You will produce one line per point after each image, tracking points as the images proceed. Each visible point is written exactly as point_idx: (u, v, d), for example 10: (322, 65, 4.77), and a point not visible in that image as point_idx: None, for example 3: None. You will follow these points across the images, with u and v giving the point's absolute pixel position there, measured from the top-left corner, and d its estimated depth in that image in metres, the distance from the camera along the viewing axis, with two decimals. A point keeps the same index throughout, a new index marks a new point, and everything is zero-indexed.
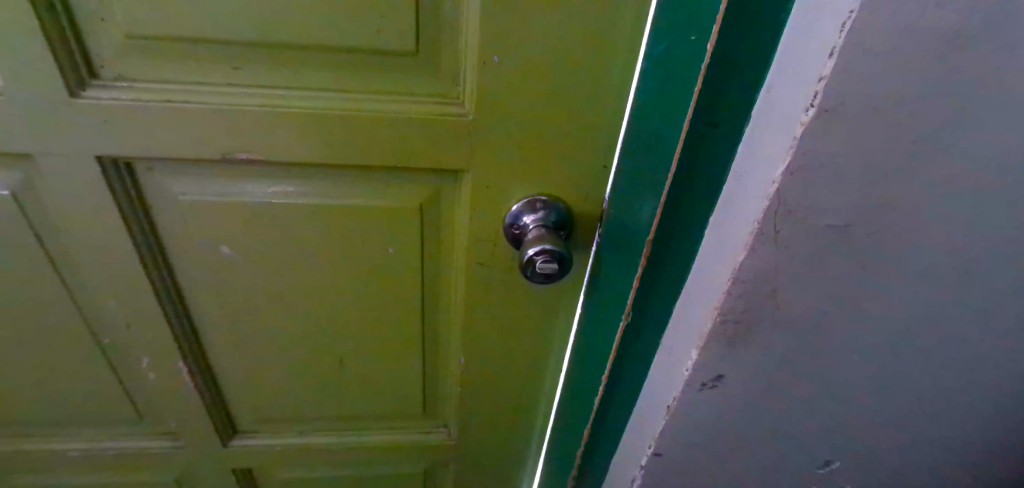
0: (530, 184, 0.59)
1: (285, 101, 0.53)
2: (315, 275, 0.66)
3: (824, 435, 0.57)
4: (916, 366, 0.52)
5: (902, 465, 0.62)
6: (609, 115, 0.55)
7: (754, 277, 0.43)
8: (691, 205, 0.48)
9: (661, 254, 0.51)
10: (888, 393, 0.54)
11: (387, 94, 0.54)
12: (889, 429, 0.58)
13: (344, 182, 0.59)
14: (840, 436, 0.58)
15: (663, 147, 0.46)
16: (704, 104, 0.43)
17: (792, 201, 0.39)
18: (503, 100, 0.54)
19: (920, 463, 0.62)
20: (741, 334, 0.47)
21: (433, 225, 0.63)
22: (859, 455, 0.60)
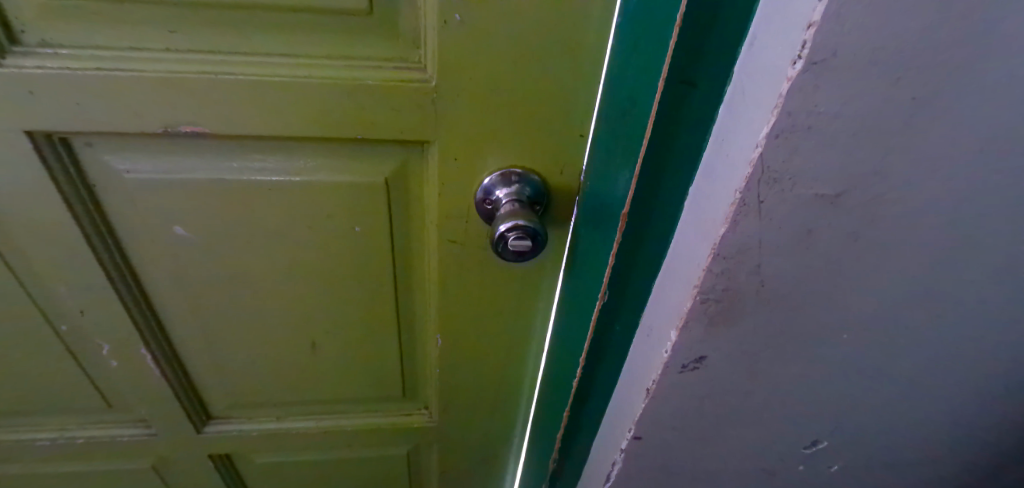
0: (502, 156, 0.55)
1: (226, 68, 0.48)
2: (277, 256, 0.62)
3: (813, 417, 0.53)
4: (915, 346, 0.47)
5: (896, 451, 0.58)
6: (584, 78, 0.50)
7: (736, 252, 0.39)
8: (670, 177, 0.43)
9: (639, 233, 0.47)
10: (884, 375, 0.50)
11: (340, 60, 0.49)
12: (885, 414, 0.54)
13: (300, 157, 0.55)
14: (831, 418, 0.54)
15: (640, 111, 0.42)
16: (683, 60, 0.38)
17: (779, 168, 0.35)
18: (467, 64, 0.49)
19: (917, 449, 0.58)
20: (724, 313, 0.43)
21: (401, 202, 0.59)
22: (851, 437, 0.56)
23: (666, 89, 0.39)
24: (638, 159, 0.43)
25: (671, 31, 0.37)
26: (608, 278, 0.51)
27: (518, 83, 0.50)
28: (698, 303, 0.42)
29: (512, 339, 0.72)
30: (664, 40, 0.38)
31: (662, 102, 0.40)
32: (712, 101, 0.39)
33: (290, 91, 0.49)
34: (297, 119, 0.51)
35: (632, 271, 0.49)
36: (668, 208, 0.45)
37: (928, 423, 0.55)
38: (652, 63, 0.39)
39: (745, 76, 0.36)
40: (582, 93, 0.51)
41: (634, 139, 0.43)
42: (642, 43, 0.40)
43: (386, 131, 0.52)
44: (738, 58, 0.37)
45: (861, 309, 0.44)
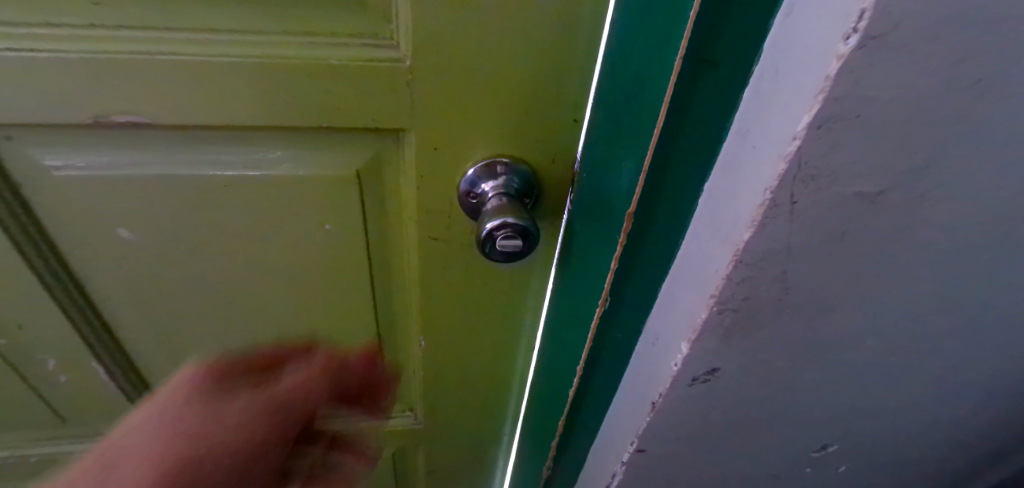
0: (487, 145, 0.49)
1: (165, 47, 0.41)
2: (238, 258, 0.56)
3: (826, 425, 0.49)
4: (943, 352, 0.43)
5: (907, 453, 0.54)
6: (579, 56, 0.44)
7: (760, 258, 0.34)
8: (681, 174, 0.37)
9: (644, 234, 0.41)
10: (905, 382, 0.45)
11: (297, 38, 0.42)
12: (907, 418, 0.49)
13: (258, 148, 0.48)
14: (844, 425, 0.49)
15: (649, 96, 0.35)
16: (704, 40, 0.31)
17: (817, 163, 0.29)
18: (446, 39, 0.43)
19: (928, 449, 0.55)
20: (741, 324, 0.38)
21: (375, 196, 0.53)
22: (862, 441, 0.52)
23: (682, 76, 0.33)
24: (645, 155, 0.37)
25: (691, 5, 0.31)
26: (610, 283, 0.45)
27: (504, 61, 0.44)
28: (714, 314, 0.37)
29: (499, 338, 0.66)
30: (683, 16, 0.31)
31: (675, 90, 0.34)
32: (733, 89, 0.33)
33: (242, 73, 0.43)
34: (251, 105, 0.44)
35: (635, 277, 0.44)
36: (676, 208, 0.39)
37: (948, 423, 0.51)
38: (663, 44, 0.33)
39: (775, 53, 0.30)
40: (576, 73, 0.45)
41: (641, 129, 0.37)
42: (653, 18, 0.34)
43: (354, 118, 0.46)
44: (768, 35, 0.30)
45: (891, 314, 0.39)
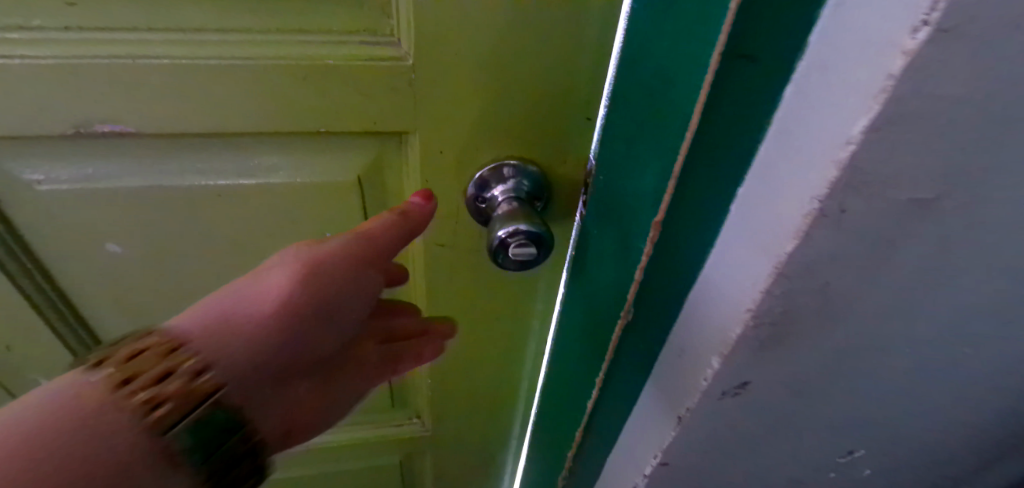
0: (495, 147, 0.46)
1: (147, 50, 0.38)
2: (232, 271, 0.52)
3: (855, 431, 0.47)
4: (983, 356, 0.40)
5: (934, 454, 0.52)
6: (593, 51, 0.41)
7: (802, 270, 0.31)
8: (711, 191, 0.34)
9: (668, 247, 0.37)
10: (941, 386, 0.43)
11: (290, 37, 0.39)
12: (939, 420, 0.47)
13: (251, 154, 0.45)
14: (874, 431, 0.47)
15: (677, 97, 0.31)
16: (739, 52, 0.28)
17: (871, 168, 0.26)
18: (451, 35, 0.39)
19: (956, 449, 0.52)
20: (777, 337, 0.36)
21: (376, 204, 0.50)
22: (890, 445, 0.49)
23: (713, 93, 0.29)
24: (671, 173, 0.33)
25: (724, 16, 0.27)
26: (632, 298, 0.42)
27: (513, 58, 0.41)
28: (750, 329, 0.35)
29: (509, 343, 0.64)
30: (715, 29, 0.27)
31: (704, 109, 0.30)
32: (769, 98, 0.29)
33: (231, 76, 0.40)
34: (243, 111, 0.41)
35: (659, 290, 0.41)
36: (703, 223, 0.35)
37: (979, 424, 0.49)
38: (690, 57, 0.29)
39: (820, 57, 0.26)
40: (590, 69, 0.42)
41: (668, 133, 0.33)
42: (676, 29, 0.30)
43: (354, 122, 0.43)
44: (809, 40, 0.27)
45: (935, 321, 0.36)
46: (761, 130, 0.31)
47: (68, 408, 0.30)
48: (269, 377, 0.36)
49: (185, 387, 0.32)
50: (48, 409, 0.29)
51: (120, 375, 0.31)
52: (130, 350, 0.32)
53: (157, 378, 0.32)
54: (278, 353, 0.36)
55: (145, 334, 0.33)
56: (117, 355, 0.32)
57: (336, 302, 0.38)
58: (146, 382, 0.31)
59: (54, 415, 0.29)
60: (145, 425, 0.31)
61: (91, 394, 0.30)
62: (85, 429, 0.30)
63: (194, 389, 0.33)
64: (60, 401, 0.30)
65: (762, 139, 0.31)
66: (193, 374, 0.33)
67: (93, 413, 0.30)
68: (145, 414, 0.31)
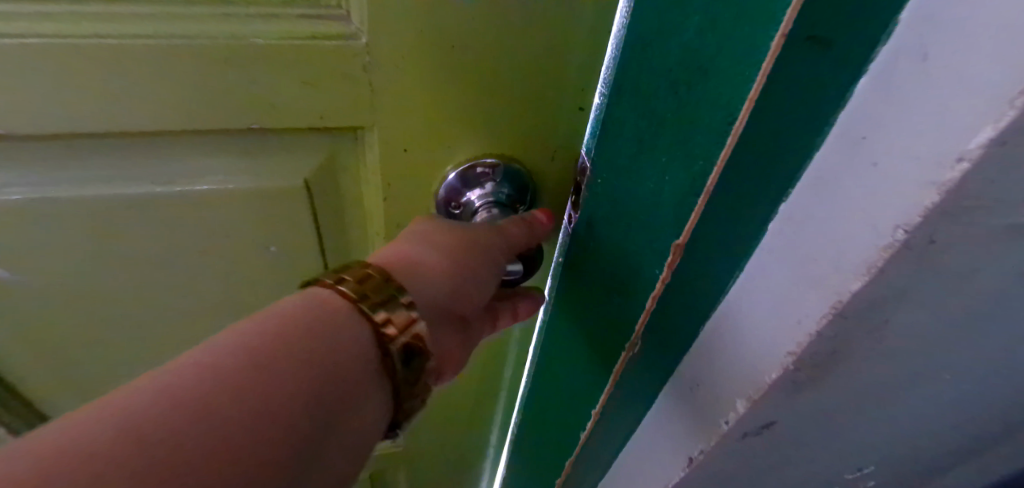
0: (471, 146, 0.38)
1: (13, 27, 0.29)
2: (153, 293, 0.44)
3: (872, 452, 0.42)
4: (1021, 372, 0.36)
5: (941, 458, 0.48)
6: (590, 31, 0.33)
7: (865, 309, 0.25)
8: (748, 211, 0.27)
9: (692, 274, 0.30)
10: (972, 403, 0.38)
11: (205, 10, 0.30)
12: (957, 431, 0.43)
13: (166, 158, 0.36)
14: (892, 449, 0.42)
15: (719, 90, 0.24)
16: (806, 37, 0.21)
17: (976, 190, 0.20)
18: (418, 9, 0.31)
19: (964, 452, 0.49)
20: (817, 378, 0.30)
21: (328, 212, 0.42)
22: (903, 459, 0.45)
23: (770, 91, 0.22)
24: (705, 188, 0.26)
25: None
26: (640, 329, 0.35)
27: (494, 37, 0.33)
28: (791, 373, 0.28)
29: (486, 359, 0.57)
30: (781, 10, 0.20)
31: (757, 111, 0.23)
32: (835, 95, 0.22)
33: (131, 61, 0.31)
34: (150, 102, 0.33)
35: (672, 323, 0.34)
36: (730, 248, 0.29)
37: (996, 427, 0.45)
38: (739, 42, 0.22)
39: (915, 47, 0.20)
40: (584, 48, 0.34)
41: (703, 138, 0.25)
42: (721, 4, 0.23)
43: (296, 117, 0.35)
44: (898, 20, 0.20)
45: (986, 344, 0.31)
46: (819, 137, 0.24)
47: (303, 319, 0.29)
48: (442, 313, 0.35)
49: (404, 313, 0.31)
50: (288, 317, 0.29)
51: (350, 295, 0.31)
52: (353, 275, 0.32)
53: (382, 300, 0.31)
54: (458, 284, 0.35)
55: (357, 266, 0.33)
56: (335, 278, 0.31)
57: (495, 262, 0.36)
58: (369, 303, 0.31)
59: (295, 322, 0.28)
60: (365, 346, 0.30)
61: (325, 302, 0.30)
62: (318, 338, 0.29)
63: (410, 316, 0.31)
64: (297, 312, 0.29)
65: (819, 148, 0.24)
66: (408, 301, 0.32)
67: (327, 327, 0.29)
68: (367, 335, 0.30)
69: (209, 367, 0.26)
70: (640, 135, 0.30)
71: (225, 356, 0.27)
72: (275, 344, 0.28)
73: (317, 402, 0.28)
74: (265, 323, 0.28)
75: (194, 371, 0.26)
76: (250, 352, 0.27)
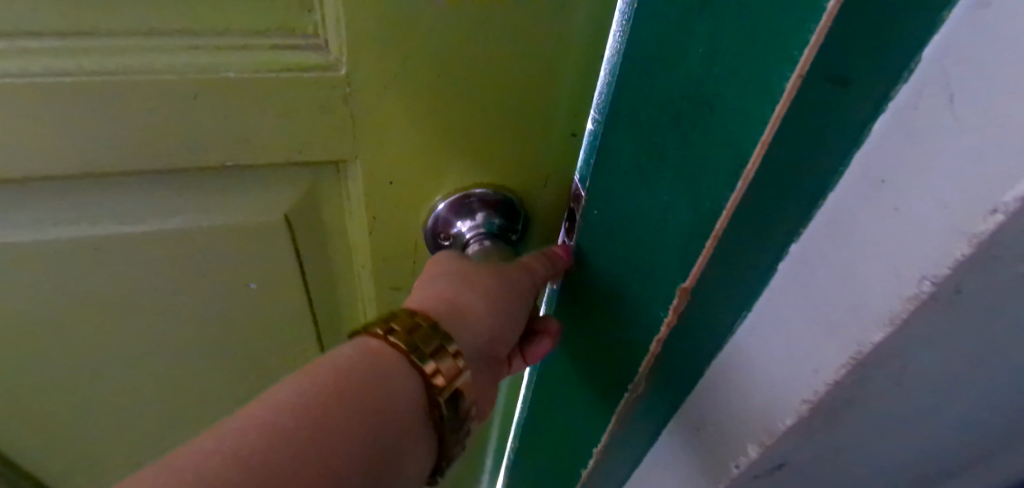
0: (459, 176, 0.36)
1: None
2: (126, 334, 0.41)
3: None
4: None
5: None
6: (580, 57, 0.32)
7: (887, 358, 0.23)
8: (758, 251, 0.25)
9: (700, 316, 0.28)
10: (996, 438, 0.36)
11: (171, 44, 0.28)
12: (978, 463, 0.41)
13: (134, 196, 0.34)
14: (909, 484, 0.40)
15: (726, 127, 0.22)
16: (820, 75, 0.19)
17: (1011, 240, 0.18)
18: (397, 38, 0.29)
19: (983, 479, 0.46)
20: (833, 425, 0.28)
21: (310, 245, 0.40)
22: None
23: (784, 133, 0.21)
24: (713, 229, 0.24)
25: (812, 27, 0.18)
26: (644, 370, 0.33)
27: (479, 65, 0.31)
28: (808, 419, 0.27)
29: None
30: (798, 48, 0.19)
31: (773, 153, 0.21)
32: (850, 133, 0.21)
33: (92, 97, 0.29)
34: (114, 138, 0.31)
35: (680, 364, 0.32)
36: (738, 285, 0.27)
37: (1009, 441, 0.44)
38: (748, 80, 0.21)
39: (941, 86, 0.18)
40: (575, 72, 0.32)
41: (709, 175, 0.23)
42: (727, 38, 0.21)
43: (273, 152, 0.33)
44: (921, 56, 0.19)
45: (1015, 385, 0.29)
46: (833, 176, 0.22)
47: (355, 371, 0.28)
48: (483, 358, 0.34)
49: (452, 362, 0.30)
50: (342, 369, 0.27)
51: (400, 346, 0.29)
52: (401, 323, 0.30)
53: (431, 351, 0.30)
54: (500, 325, 0.34)
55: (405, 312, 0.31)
56: (384, 327, 0.30)
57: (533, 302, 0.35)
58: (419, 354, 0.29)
59: (350, 376, 0.27)
60: (414, 399, 0.29)
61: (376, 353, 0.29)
62: (372, 391, 0.27)
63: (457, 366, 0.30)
64: (348, 364, 0.28)
65: (834, 187, 0.22)
66: (456, 350, 0.30)
67: (380, 379, 0.28)
68: (415, 388, 0.29)
69: (277, 428, 0.25)
70: (639, 170, 0.28)
71: (290, 413, 0.25)
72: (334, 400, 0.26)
73: (379, 456, 0.27)
74: (322, 378, 0.27)
75: (258, 429, 0.24)
76: (312, 406, 0.26)
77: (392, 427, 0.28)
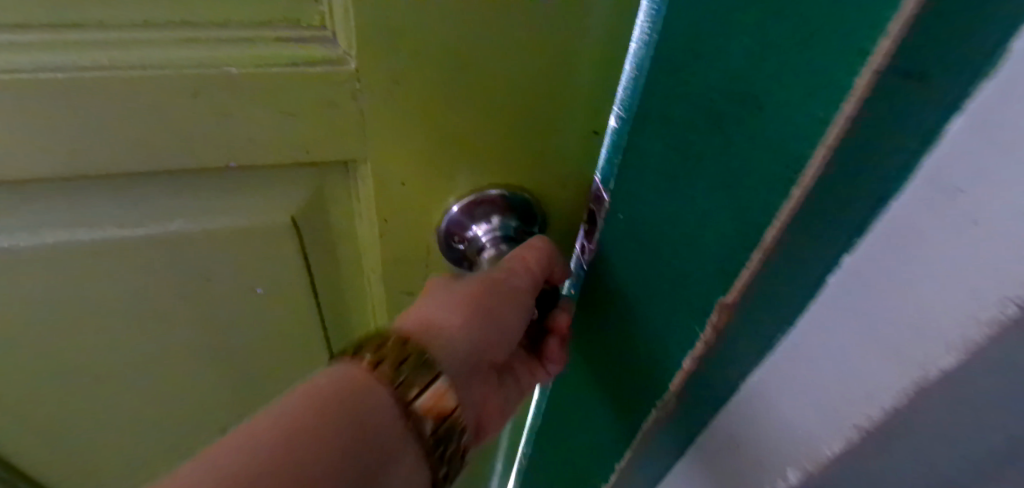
0: (474, 177, 0.34)
1: None
2: (128, 340, 0.40)
3: None
4: None
5: None
6: (605, 51, 0.29)
7: (955, 384, 0.21)
8: (806, 267, 0.22)
9: (739, 335, 0.25)
10: None
11: (171, 40, 0.27)
12: None
13: (134, 197, 0.33)
14: None
15: (783, 126, 0.19)
16: (893, 73, 0.16)
17: None
18: (410, 31, 0.27)
19: None
20: (886, 454, 0.25)
21: (316, 247, 0.38)
22: None
23: (849, 139, 0.18)
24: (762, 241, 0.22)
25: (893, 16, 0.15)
26: (671, 391, 0.30)
27: (497, 59, 0.29)
28: (859, 447, 0.24)
29: None
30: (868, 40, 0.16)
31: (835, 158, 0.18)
32: (924, 137, 0.18)
33: (86, 95, 0.27)
34: (108, 138, 0.29)
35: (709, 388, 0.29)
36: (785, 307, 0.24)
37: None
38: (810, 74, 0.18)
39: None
40: (600, 67, 0.30)
41: (759, 181, 0.21)
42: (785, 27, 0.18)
43: (278, 152, 0.31)
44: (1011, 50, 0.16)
45: None
46: (898, 185, 0.19)
47: (325, 389, 0.26)
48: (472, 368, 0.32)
49: (426, 373, 0.28)
50: (309, 390, 0.26)
51: (388, 383, 0.27)
52: (375, 339, 0.29)
53: (402, 363, 0.28)
54: (494, 348, 0.32)
55: (394, 338, 0.29)
56: (373, 357, 0.28)
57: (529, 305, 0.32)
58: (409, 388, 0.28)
59: (319, 395, 0.26)
60: (393, 417, 0.27)
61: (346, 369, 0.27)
62: (346, 410, 0.26)
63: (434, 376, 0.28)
64: (317, 382, 0.27)
65: (898, 196, 0.19)
66: (429, 359, 0.28)
67: (353, 399, 0.26)
68: (392, 404, 0.27)
69: (246, 455, 0.24)
70: (675, 172, 0.25)
71: (259, 439, 0.24)
72: (305, 422, 0.25)
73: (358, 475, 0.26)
74: (291, 399, 0.26)
75: (229, 459, 0.24)
76: (281, 432, 0.25)
77: (382, 463, 0.27)
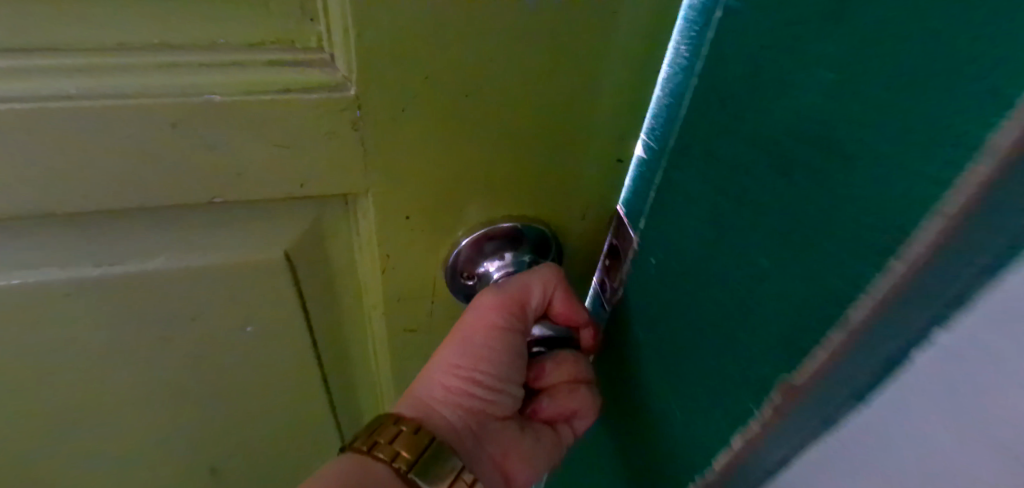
0: (484, 208, 0.30)
1: None
2: (109, 386, 0.36)
3: None
4: None
5: None
6: (632, 73, 0.26)
7: None
8: (881, 347, 0.19)
9: (799, 419, 0.22)
10: None
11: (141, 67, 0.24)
12: None
13: (111, 236, 0.29)
14: None
15: (892, 178, 0.16)
16: None
17: None
18: (408, 50, 0.24)
19: None
20: None
21: (311, 284, 0.34)
22: None
23: (981, 209, 0.14)
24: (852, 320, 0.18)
25: None
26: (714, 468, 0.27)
27: (507, 80, 0.25)
28: None
29: None
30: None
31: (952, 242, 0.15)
32: None
33: (49, 129, 0.24)
34: (75, 171, 0.26)
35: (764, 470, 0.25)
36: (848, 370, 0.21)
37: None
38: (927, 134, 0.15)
39: None
40: (625, 89, 0.26)
41: (851, 245, 0.17)
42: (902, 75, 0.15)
43: (268, 185, 0.27)
44: None
45: None
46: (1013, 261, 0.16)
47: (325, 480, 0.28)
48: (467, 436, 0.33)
49: (402, 438, 0.30)
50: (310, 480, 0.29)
51: (384, 460, 0.30)
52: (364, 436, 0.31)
53: (386, 440, 0.30)
54: (480, 401, 0.33)
55: (385, 423, 0.32)
56: (366, 444, 0.30)
57: (492, 353, 0.32)
58: (404, 461, 0.30)
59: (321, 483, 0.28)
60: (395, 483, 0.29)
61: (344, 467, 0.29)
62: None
63: (418, 439, 0.31)
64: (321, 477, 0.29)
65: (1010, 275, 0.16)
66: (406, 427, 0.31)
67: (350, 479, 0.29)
68: (390, 474, 0.29)
69: None
70: (737, 228, 0.22)
71: None
72: None
73: None
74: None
75: None
76: None
77: None
